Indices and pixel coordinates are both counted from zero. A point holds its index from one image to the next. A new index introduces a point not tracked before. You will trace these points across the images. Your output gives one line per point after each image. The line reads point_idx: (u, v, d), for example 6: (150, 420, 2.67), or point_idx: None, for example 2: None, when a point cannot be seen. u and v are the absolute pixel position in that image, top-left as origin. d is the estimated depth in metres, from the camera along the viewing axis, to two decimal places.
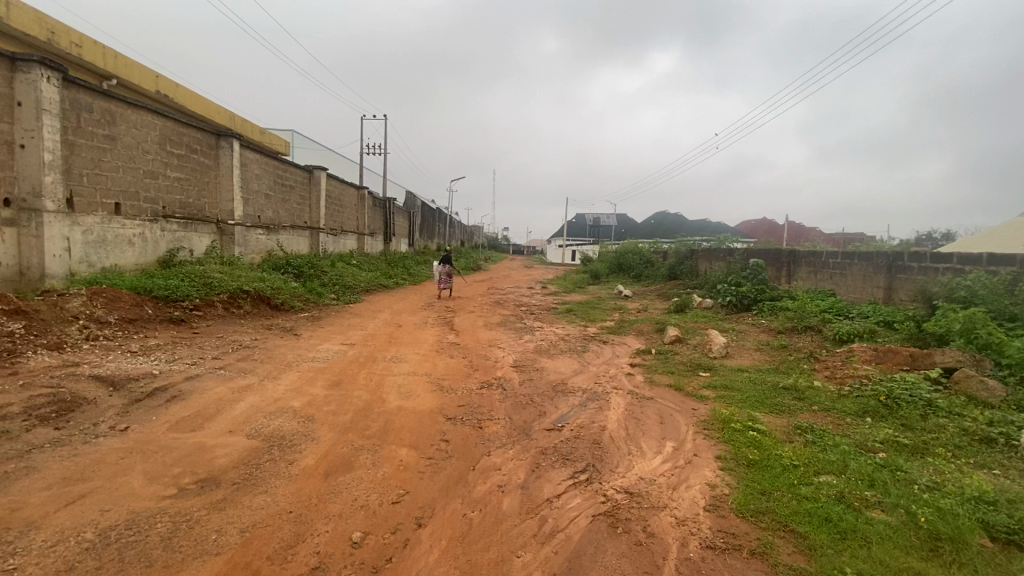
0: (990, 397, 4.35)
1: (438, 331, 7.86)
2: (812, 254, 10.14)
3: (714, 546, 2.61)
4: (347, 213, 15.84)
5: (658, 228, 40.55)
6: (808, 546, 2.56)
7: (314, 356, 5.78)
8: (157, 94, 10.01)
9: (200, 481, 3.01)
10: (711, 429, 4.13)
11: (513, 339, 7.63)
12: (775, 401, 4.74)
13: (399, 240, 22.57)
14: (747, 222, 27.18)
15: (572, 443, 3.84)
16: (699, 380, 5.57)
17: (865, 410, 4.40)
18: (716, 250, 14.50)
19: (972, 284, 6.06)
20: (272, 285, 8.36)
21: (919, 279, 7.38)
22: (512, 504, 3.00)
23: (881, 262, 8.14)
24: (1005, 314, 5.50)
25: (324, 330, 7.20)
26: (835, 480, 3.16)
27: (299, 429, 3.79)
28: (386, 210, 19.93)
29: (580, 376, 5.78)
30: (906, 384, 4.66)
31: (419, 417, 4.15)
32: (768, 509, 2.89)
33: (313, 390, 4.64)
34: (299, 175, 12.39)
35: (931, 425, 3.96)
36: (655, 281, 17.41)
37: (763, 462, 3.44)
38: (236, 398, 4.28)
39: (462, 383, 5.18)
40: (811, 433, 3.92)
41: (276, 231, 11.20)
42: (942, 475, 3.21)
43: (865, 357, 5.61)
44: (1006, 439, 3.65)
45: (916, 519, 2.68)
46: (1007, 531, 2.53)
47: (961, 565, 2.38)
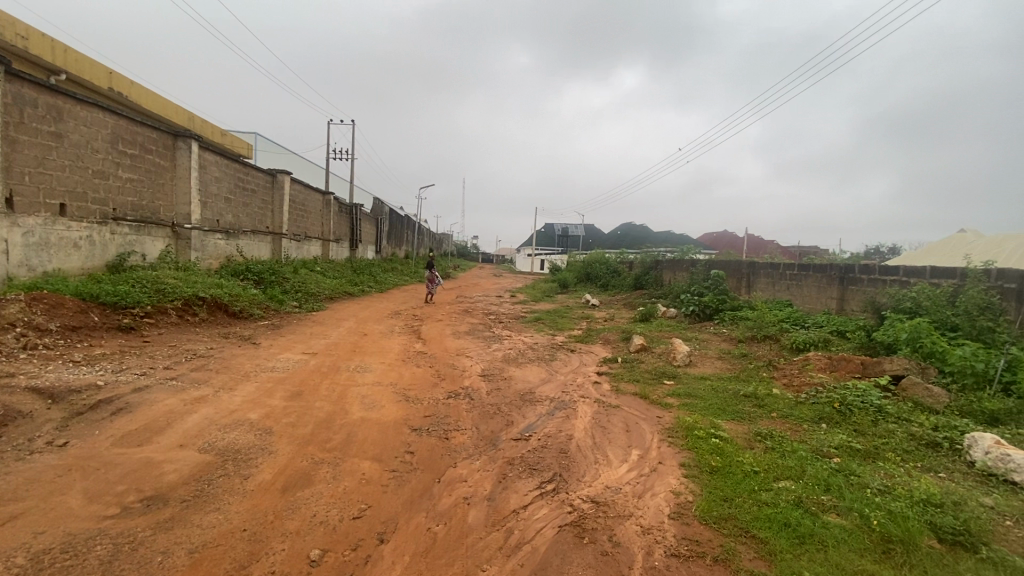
0: (934, 402, 4.58)
1: (405, 339, 7.72)
2: (770, 266, 10.51)
3: (678, 553, 2.63)
4: (311, 218, 15.46)
5: (624, 239, 41.37)
6: (769, 551, 2.61)
7: (273, 366, 5.57)
8: (109, 91, 9.55)
9: (146, 499, 2.84)
10: (676, 436, 4.20)
11: (481, 347, 7.58)
12: (736, 408, 4.86)
13: (365, 248, 22.15)
14: (709, 235, 28.03)
15: (539, 453, 3.81)
16: (663, 388, 5.65)
17: (820, 417, 4.56)
18: (680, 261, 14.87)
19: (917, 296, 6.40)
20: (230, 291, 8.04)
21: (869, 290, 7.75)
22: (478, 517, 2.95)
23: (833, 273, 8.52)
24: (947, 324, 5.82)
25: (286, 338, 6.97)
26: (793, 485, 3.25)
27: (256, 442, 3.64)
28: (353, 216, 19.58)
29: (547, 384, 5.77)
30: (857, 390, 4.87)
31: (383, 429, 4.05)
32: (730, 515, 2.94)
33: (271, 401, 4.47)
34: (261, 179, 12.02)
35: (882, 431, 4.12)
36: (621, 290, 17.69)
37: (725, 469, 3.51)
38: (189, 411, 4.07)
39: (428, 393, 5.09)
40: (771, 440, 4.03)
41: (236, 236, 10.80)
42: (893, 478, 3.35)
43: (820, 365, 5.84)
44: (950, 444, 3.85)
45: (870, 522, 2.78)
46: (953, 533, 2.65)
47: (911, 566, 2.47)
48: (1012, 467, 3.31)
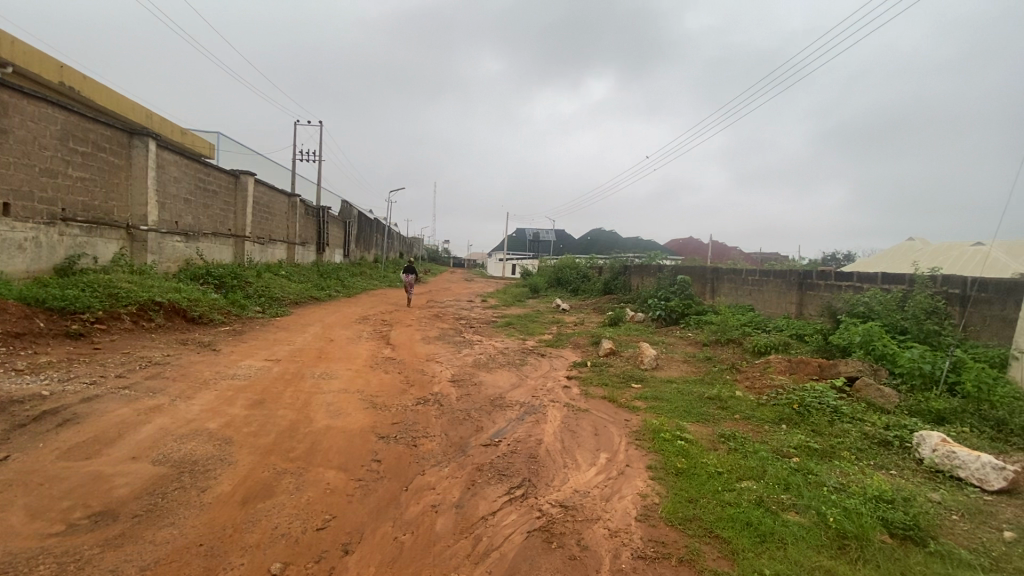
0: (886, 403, 4.79)
1: (373, 345, 7.59)
2: (732, 271, 10.82)
3: (645, 555, 2.66)
4: (276, 221, 15.05)
5: (594, 244, 41.93)
6: (731, 550, 2.67)
7: (234, 373, 5.39)
8: (60, 85, 9.10)
9: (95, 515, 2.69)
10: (643, 438, 4.26)
11: (451, 352, 7.52)
12: (701, 410, 4.97)
13: (332, 252, 21.71)
14: (674, 242, 28.75)
15: (508, 459, 3.80)
16: (631, 392, 5.73)
17: (780, 418, 4.71)
18: (647, 266, 15.16)
19: (869, 301, 6.71)
20: (188, 296, 7.75)
21: (826, 295, 8.07)
22: (446, 524, 2.92)
23: (792, 279, 8.85)
24: (897, 327, 6.10)
25: (248, 345, 6.75)
26: (755, 485, 3.34)
27: (214, 452, 3.50)
28: (320, 219, 19.17)
29: (517, 389, 5.77)
30: (815, 392, 5.04)
31: (349, 437, 3.96)
32: (695, 516, 2.99)
33: (232, 410, 4.31)
34: (223, 179, 11.63)
35: (837, 430, 4.30)
36: (591, 294, 17.90)
37: (689, 470, 3.58)
38: (142, 421, 3.88)
39: (397, 400, 5.01)
40: (734, 441, 4.13)
41: (196, 239, 10.41)
42: (848, 476, 3.49)
43: (780, 368, 6.05)
44: (900, 442, 4.04)
45: (826, 519, 2.88)
46: (903, 528, 2.77)
47: (865, 561, 2.57)
48: (956, 464, 3.50)
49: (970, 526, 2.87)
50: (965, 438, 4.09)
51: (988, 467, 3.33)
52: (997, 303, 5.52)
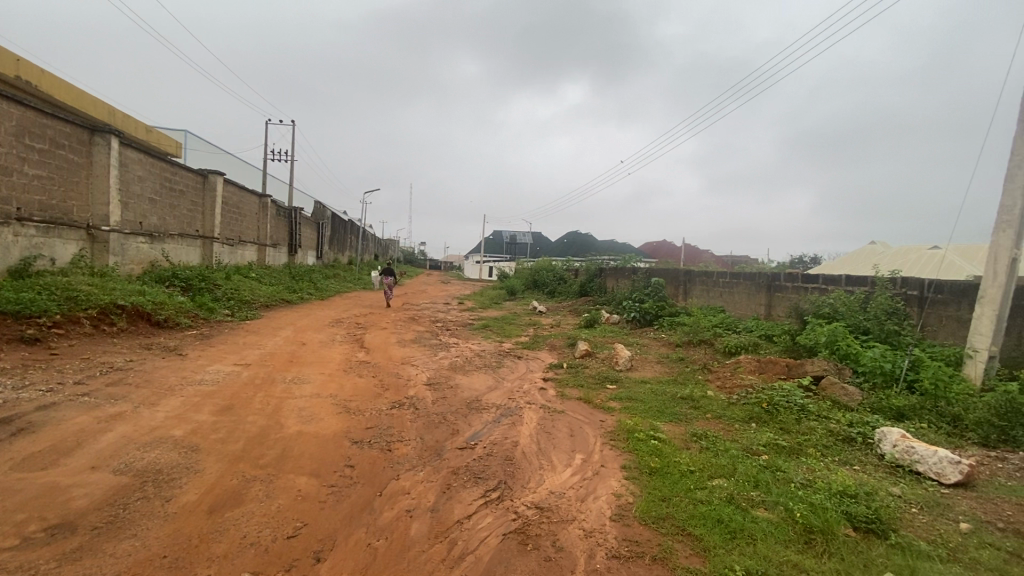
0: (850, 400, 4.96)
1: (346, 349, 7.47)
2: (704, 274, 11.05)
3: (619, 555, 2.68)
4: (246, 222, 14.67)
5: (570, 247, 42.27)
6: (703, 547, 2.72)
7: (201, 379, 5.22)
8: (16, 79, 8.69)
9: (50, 527, 2.57)
10: (618, 439, 4.31)
11: (427, 355, 7.46)
12: (674, 410, 5.06)
13: (305, 254, 21.27)
14: (648, 245, 29.28)
15: (484, 461, 3.79)
16: (606, 393, 5.79)
17: (750, 417, 4.82)
18: (622, 269, 15.36)
19: (833, 303, 6.95)
20: (153, 299, 7.49)
21: (793, 297, 8.31)
22: (420, 529, 2.89)
23: (761, 281, 9.09)
24: (860, 328, 6.33)
25: (216, 349, 6.56)
26: (726, 483, 3.41)
27: (180, 461, 3.39)
28: (292, 220, 18.78)
29: (494, 392, 5.76)
30: (782, 391, 5.19)
31: (321, 442, 3.89)
32: (668, 514, 3.04)
33: (199, 416, 4.18)
34: (190, 179, 11.28)
35: (804, 428, 4.43)
36: (567, 296, 18.03)
37: (662, 469, 3.63)
38: (102, 429, 3.73)
39: (371, 404, 4.94)
40: (705, 440, 4.21)
41: (161, 240, 10.06)
42: (814, 472, 3.60)
43: (750, 367, 6.21)
44: (863, 438, 4.19)
45: (794, 515, 2.96)
46: (866, 521, 2.87)
47: (830, 554, 2.65)
48: (915, 459, 3.64)
49: (928, 518, 2.99)
50: (923, 434, 4.27)
51: (945, 461, 3.48)
52: (953, 304, 5.76)
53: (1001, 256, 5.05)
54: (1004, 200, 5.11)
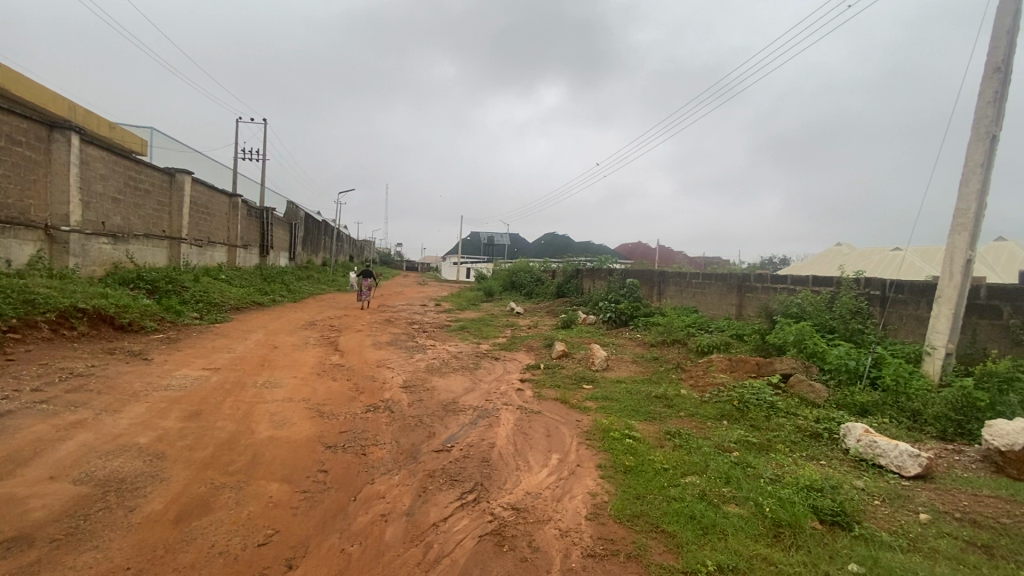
0: (817, 397, 5.11)
1: (320, 352, 7.34)
2: (677, 275, 11.25)
3: (594, 554, 2.71)
4: (216, 222, 14.28)
5: (547, 248, 42.55)
6: (676, 544, 2.76)
7: (168, 384, 5.06)
8: None
9: (4, 541, 2.45)
10: (594, 438, 4.35)
11: (403, 358, 7.39)
12: (648, 409, 5.13)
13: (277, 255, 20.81)
14: (624, 246, 29.72)
15: (460, 464, 3.77)
16: (582, 393, 5.83)
17: (721, 414, 4.93)
18: (598, 270, 15.52)
19: (801, 303, 7.16)
20: (117, 302, 7.23)
21: (762, 297, 8.53)
22: (395, 533, 2.86)
23: (732, 282, 9.31)
24: (826, 327, 6.54)
25: (184, 353, 6.37)
26: (698, 480, 3.48)
27: (145, 469, 3.27)
28: (264, 220, 18.35)
29: (470, 393, 5.75)
30: (752, 389, 5.32)
31: (294, 447, 3.81)
32: (642, 512, 3.08)
33: (165, 423, 4.05)
34: (155, 177, 10.92)
35: (773, 425, 4.55)
36: (544, 297, 18.12)
37: (637, 467, 3.68)
38: (61, 438, 3.57)
39: (345, 408, 4.87)
40: (679, 438, 4.29)
41: (125, 240, 9.71)
42: (782, 468, 3.69)
43: (721, 366, 6.35)
44: (829, 433, 4.32)
45: (763, 509, 3.04)
46: (832, 514, 2.96)
47: (798, 547, 2.73)
48: (878, 452, 3.78)
49: (889, 509, 3.11)
50: (885, 429, 4.44)
51: (905, 455, 3.62)
52: (912, 303, 6.00)
53: (956, 257, 5.29)
54: (959, 203, 5.34)
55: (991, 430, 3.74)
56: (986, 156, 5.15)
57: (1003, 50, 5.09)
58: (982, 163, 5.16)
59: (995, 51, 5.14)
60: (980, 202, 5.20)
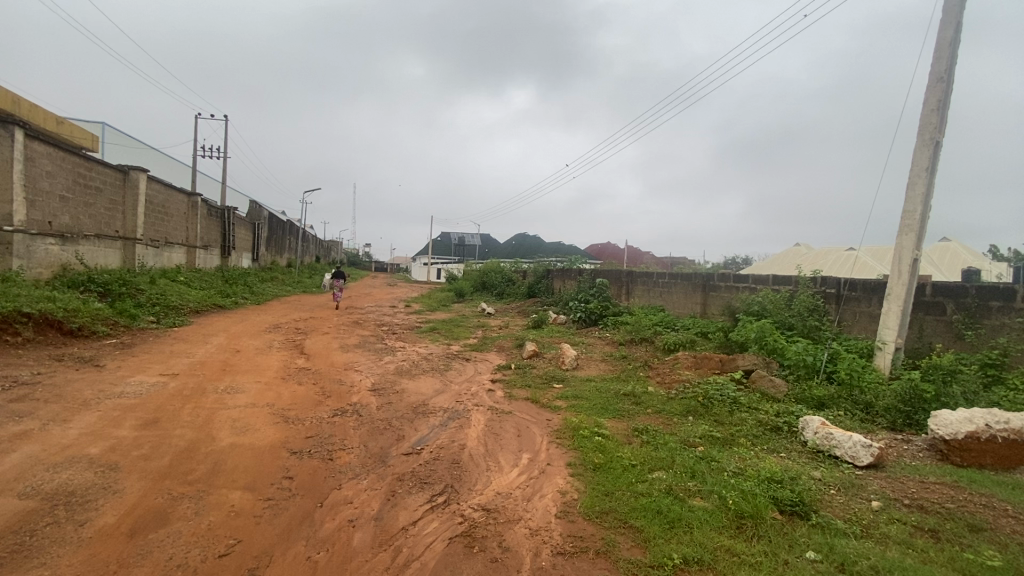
0: (776, 392, 5.30)
1: (285, 355, 7.16)
2: (644, 275, 11.47)
3: (563, 551, 2.73)
4: (174, 222, 13.73)
5: (517, 249, 42.70)
6: (644, 538, 2.82)
7: (122, 391, 4.84)
8: None
9: None
10: (563, 437, 4.39)
11: (372, 360, 7.29)
12: (616, 406, 5.21)
13: (239, 256, 20.15)
14: (593, 246, 30.11)
15: (430, 466, 3.74)
16: (553, 392, 5.88)
17: (687, 410, 5.05)
18: (568, 270, 15.65)
19: (761, 301, 7.41)
20: (67, 306, 6.89)
21: (725, 296, 8.79)
22: (363, 538, 2.82)
23: (697, 281, 9.55)
24: (786, 324, 6.79)
25: (139, 359, 6.10)
26: (665, 475, 3.55)
27: (96, 481, 3.12)
28: (225, 220, 17.74)
29: (441, 395, 5.70)
30: (716, 385, 5.48)
31: (257, 454, 3.71)
32: (611, 508, 3.13)
33: (119, 432, 3.87)
34: (107, 175, 10.42)
35: (736, 419, 4.69)
36: (515, 297, 18.16)
37: (606, 464, 3.74)
38: (4, 450, 3.37)
39: (312, 412, 4.76)
40: (646, 434, 4.37)
41: (75, 241, 9.23)
42: (745, 461, 3.81)
43: (686, 363, 6.51)
44: (788, 426, 4.49)
45: (726, 502, 3.13)
46: (791, 505, 3.07)
47: (759, 537, 2.83)
48: (833, 444, 3.94)
49: (844, 498, 3.25)
50: (840, 421, 4.64)
51: (859, 445, 3.79)
52: (865, 301, 6.29)
53: (904, 257, 5.57)
54: (907, 205, 5.62)
55: (936, 420, 3.95)
56: (930, 162, 5.44)
57: (945, 62, 5.39)
58: (926, 168, 5.46)
59: (939, 62, 5.43)
60: (925, 205, 5.49)
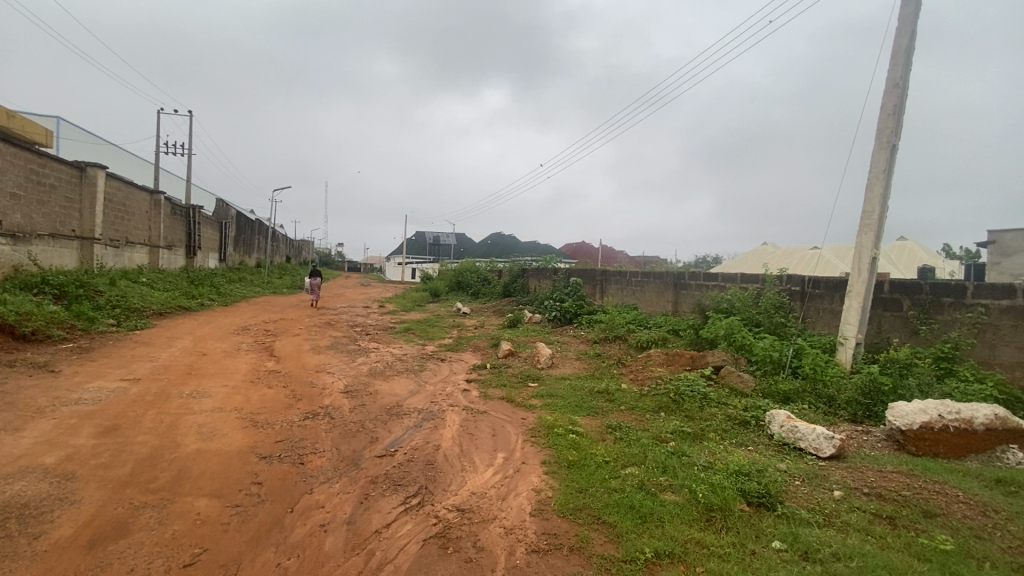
0: (745, 387, 5.45)
1: (254, 358, 6.98)
2: (618, 274, 11.62)
3: (538, 549, 2.75)
4: (135, 221, 13.21)
5: (492, 249, 42.64)
6: (616, 534, 2.86)
7: (79, 398, 4.63)
8: None
9: None
10: (538, 435, 4.41)
11: (345, 362, 7.18)
12: (591, 404, 5.27)
13: (206, 256, 19.54)
14: (568, 246, 30.33)
15: (404, 468, 3.71)
16: (528, 391, 5.89)
17: (659, 406, 5.15)
18: (543, 270, 15.72)
19: (730, 299, 7.59)
20: (20, 309, 6.57)
21: (696, 294, 8.98)
22: (335, 543, 2.77)
23: (669, 279, 9.74)
24: (753, 321, 6.98)
25: (98, 364, 5.86)
26: (637, 470, 3.61)
27: (51, 492, 2.98)
28: (190, 219, 17.17)
29: (416, 396, 5.65)
30: (687, 381, 5.59)
31: (224, 459, 3.61)
32: (585, 505, 3.16)
33: (76, 440, 3.71)
34: (62, 172, 9.96)
35: (706, 415, 4.81)
36: (491, 297, 18.14)
37: (580, 461, 3.78)
38: None
39: (281, 416, 4.66)
40: (619, 431, 4.44)
41: (28, 241, 8.81)
42: (714, 455, 3.91)
43: (659, 360, 6.63)
44: (755, 420, 4.62)
45: (696, 495, 3.20)
46: (758, 496, 3.16)
47: (727, 528, 2.91)
48: (798, 436, 4.07)
49: (808, 488, 3.36)
50: (805, 414, 4.80)
51: (822, 437, 3.92)
52: (828, 298, 6.52)
53: (863, 256, 5.80)
54: (866, 205, 5.85)
55: (894, 411, 4.12)
56: (887, 164, 5.67)
57: (900, 69, 5.63)
58: (884, 170, 5.68)
59: (896, 68, 5.66)
60: (883, 206, 5.72)
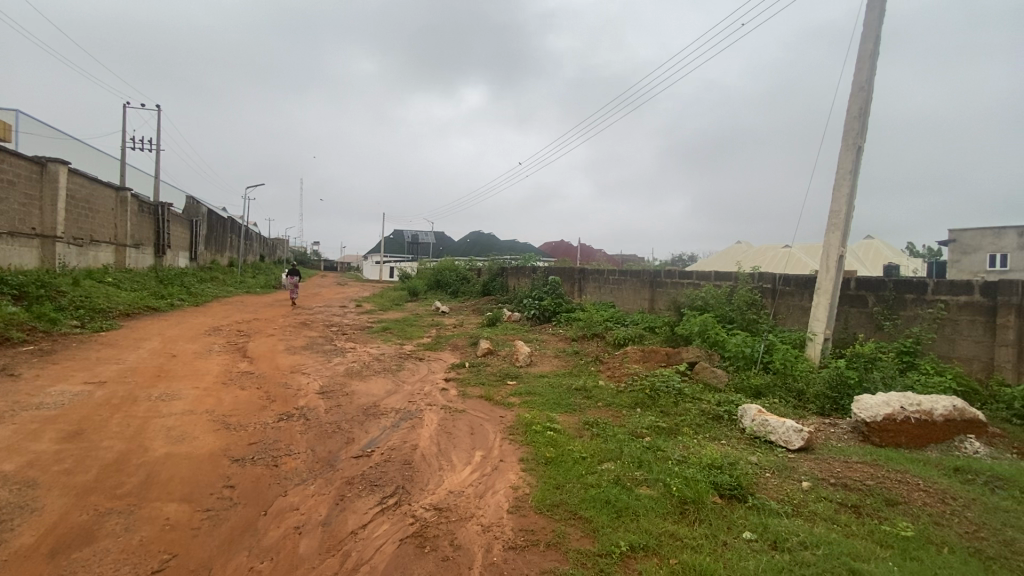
0: (718, 382, 5.57)
1: (226, 359, 6.83)
2: (595, 272, 11.73)
3: (515, 545, 2.77)
4: (100, 218, 12.76)
5: (471, 249, 42.49)
6: (593, 528, 2.90)
7: (40, 402, 4.46)
8: None
9: None
10: (516, 433, 4.43)
11: (321, 362, 7.08)
12: (569, 401, 5.31)
13: (176, 256, 18.98)
14: (547, 245, 30.46)
15: (381, 468, 3.68)
16: (506, 390, 5.90)
17: (635, 402, 5.22)
18: (522, 269, 15.74)
19: (705, 296, 7.74)
20: None
21: (672, 291, 9.13)
22: (310, 545, 2.74)
23: (645, 277, 9.88)
24: (727, 317, 7.13)
25: (61, 366, 5.65)
26: (613, 466, 3.66)
27: (10, 500, 2.87)
28: (159, 217, 16.66)
29: (393, 396, 5.61)
30: (662, 377, 5.68)
31: (195, 463, 3.53)
32: (561, 501, 3.19)
33: (37, 446, 3.58)
34: (21, 167, 9.56)
35: (681, 410, 4.90)
36: (470, 296, 18.09)
37: (558, 458, 3.81)
38: None
39: (255, 418, 4.56)
40: (597, 427, 4.48)
41: None
42: (688, 449, 3.98)
43: (635, 357, 6.73)
44: (728, 415, 4.73)
45: (671, 489, 3.26)
46: (730, 488, 3.24)
47: (700, 520, 2.97)
48: (769, 430, 4.18)
49: (778, 480, 3.46)
50: (775, 408, 4.94)
51: (791, 430, 4.04)
52: (798, 294, 6.71)
53: (831, 254, 5.98)
54: (834, 205, 6.02)
55: (859, 404, 4.26)
56: (854, 164, 5.86)
57: (866, 73, 5.81)
58: (851, 170, 5.86)
59: (860, 70, 5.86)
60: (849, 204, 5.91)
